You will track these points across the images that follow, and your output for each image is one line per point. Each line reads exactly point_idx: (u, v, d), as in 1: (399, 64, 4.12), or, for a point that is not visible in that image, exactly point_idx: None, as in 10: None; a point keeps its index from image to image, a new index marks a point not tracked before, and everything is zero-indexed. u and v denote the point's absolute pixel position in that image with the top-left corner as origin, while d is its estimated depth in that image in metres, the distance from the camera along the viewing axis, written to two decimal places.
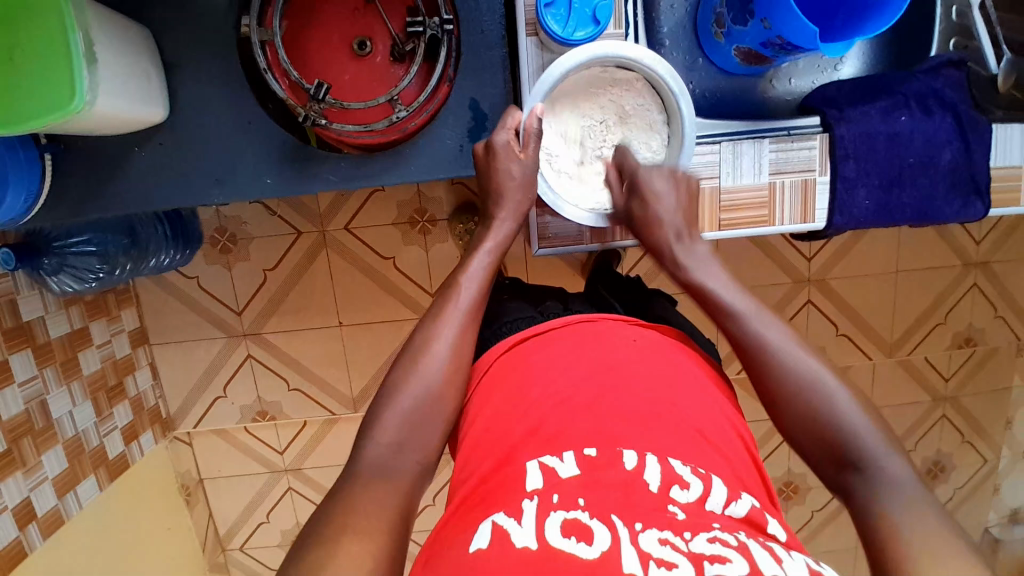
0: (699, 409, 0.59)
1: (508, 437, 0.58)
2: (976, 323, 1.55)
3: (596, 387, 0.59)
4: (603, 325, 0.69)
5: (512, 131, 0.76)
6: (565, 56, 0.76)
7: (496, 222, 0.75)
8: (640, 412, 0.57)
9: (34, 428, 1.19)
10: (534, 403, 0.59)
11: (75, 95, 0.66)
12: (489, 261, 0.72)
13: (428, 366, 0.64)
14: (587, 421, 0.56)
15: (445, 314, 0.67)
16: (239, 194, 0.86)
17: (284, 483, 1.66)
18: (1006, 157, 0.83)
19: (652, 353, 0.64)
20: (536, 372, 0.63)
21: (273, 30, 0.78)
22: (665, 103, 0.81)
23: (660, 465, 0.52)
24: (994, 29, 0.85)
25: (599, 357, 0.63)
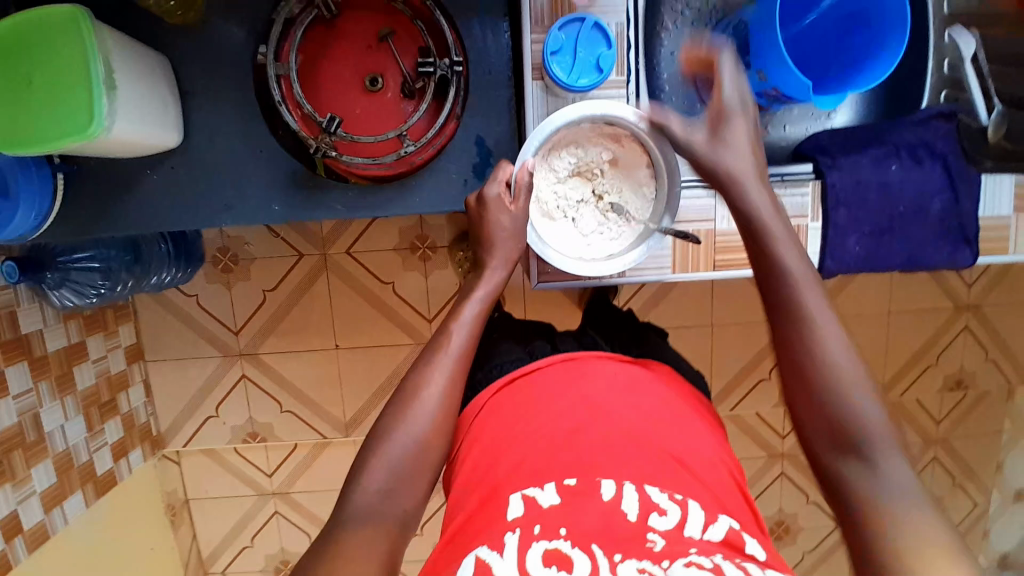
0: (680, 437, 0.60)
1: (493, 472, 0.58)
2: (966, 365, 1.57)
3: (576, 420, 0.60)
4: (586, 363, 0.69)
5: (504, 184, 0.75)
6: (557, 114, 0.76)
7: (489, 270, 0.72)
8: (619, 443, 0.58)
9: (25, 441, 1.18)
10: (518, 439, 0.60)
11: (94, 118, 0.69)
12: (482, 308, 0.69)
13: (420, 414, 0.63)
14: (567, 451, 0.57)
15: (435, 362, 0.65)
16: (246, 218, 0.88)
17: (271, 506, 1.65)
18: (995, 207, 0.86)
19: (633, 384, 0.65)
20: (521, 411, 0.64)
21: (289, 64, 0.82)
22: (654, 161, 0.80)
23: (637, 494, 0.53)
24: (985, 82, 0.88)
25: (580, 391, 0.63)
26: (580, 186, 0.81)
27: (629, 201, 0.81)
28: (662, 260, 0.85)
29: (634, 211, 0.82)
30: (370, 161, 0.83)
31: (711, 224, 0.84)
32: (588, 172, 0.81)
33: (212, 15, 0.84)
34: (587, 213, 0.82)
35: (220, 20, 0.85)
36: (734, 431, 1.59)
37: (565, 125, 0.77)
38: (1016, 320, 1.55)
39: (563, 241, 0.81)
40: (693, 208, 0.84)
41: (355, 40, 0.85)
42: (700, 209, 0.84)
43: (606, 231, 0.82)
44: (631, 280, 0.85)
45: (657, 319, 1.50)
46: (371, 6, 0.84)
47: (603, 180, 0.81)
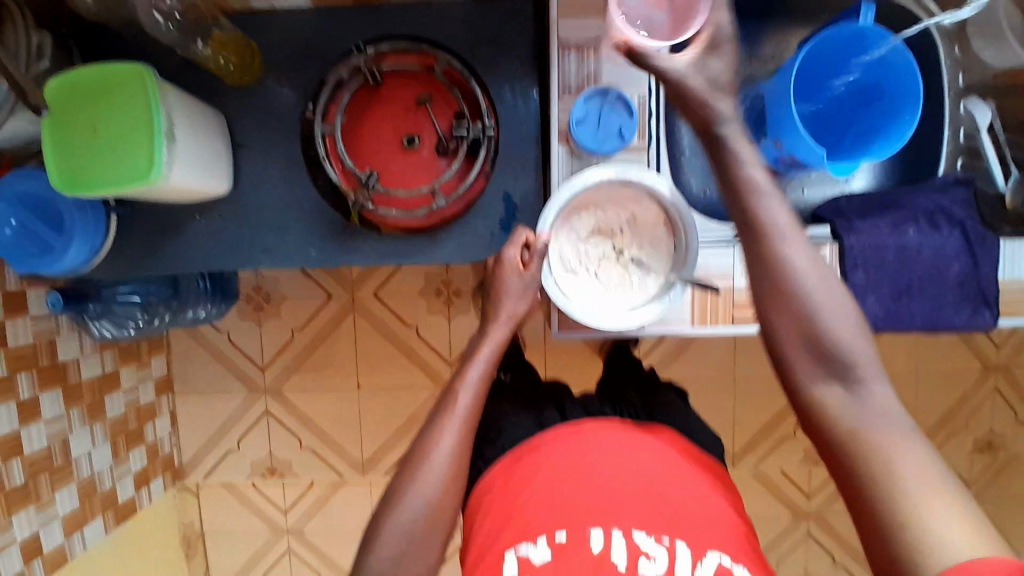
0: (672, 483, 0.65)
1: (496, 533, 0.64)
2: (996, 428, 1.53)
3: (569, 477, 0.65)
4: (583, 426, 0.72)
5: (521, 246, 0.79)
6: (573, 179, 0.81)
7: (494, 329, 0.75)
8: (608, 494, 0.62)
9: (52, 465, 1.22)
10: (518, 500, 0.65)
11: (154, 167, 0.75)
12: (486, 368, 0.71)
13: (427, 478, 0.64)
14: (561, 509, 0.62)
15: (444, 423, 0.67)
16: (284, 262, 0.94)
17: (284, 544, 1.65)
18: (1013, 271, 0.86)
19: (627, 437, 0.70)
20: (518, 475, 0.68)
21: (334, 123, 0.89)
22: (670, 216, 0.83)
23: (625, 542, 0.59)
24: (1002, 150, 0.89)
25: (577, 448, 0.68)
26: (601, 244, 0.84)
27: (650, 258, 0.84)
28: (679, 315, 0.84)
29: (656, 267, 0.84)
30: (403, 214, 0.88)
31: (730, 281, 0.84)
32: (608, 230, 0.84)
33: (265, 76, 0.92)
34: (611, 271, 0.84)
35: (273, 80, 0.92)
36: (754, 488, 1.56)
37: (583, 189, 0.81)
38: None
39: (589, 298, 0.82)
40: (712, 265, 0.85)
41: (394, 101, 0.90)
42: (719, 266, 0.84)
43: (629, 285, 0.84)
44: (651, 333, 0.84)
45: (677, 370, 1.51)
46: (412, 73, 0.90)
47: (623, 239, 0.84)
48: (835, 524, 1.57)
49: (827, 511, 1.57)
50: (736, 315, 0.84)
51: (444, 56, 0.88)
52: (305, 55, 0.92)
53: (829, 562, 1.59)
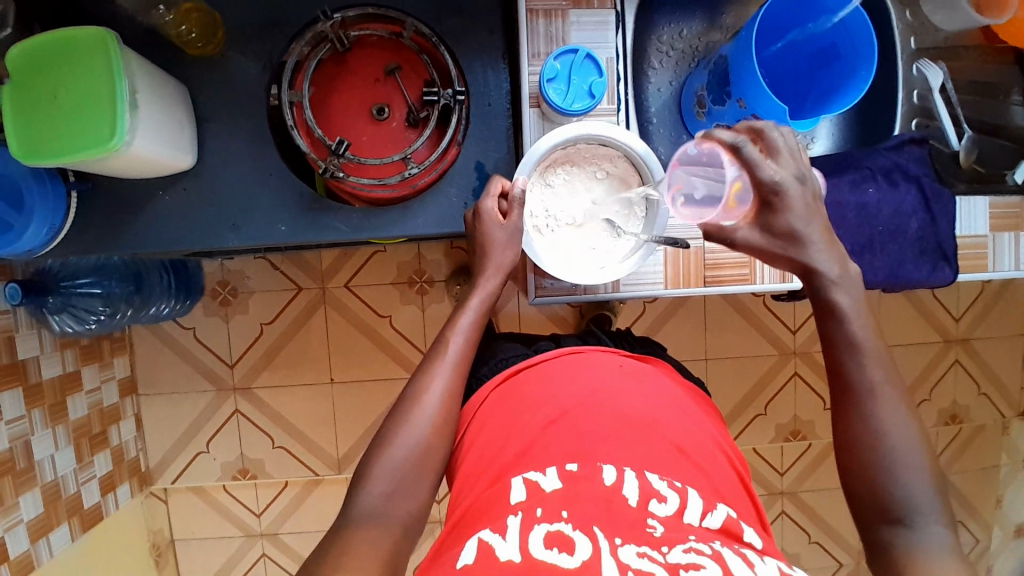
0: (680, 428, 0.67)
1: (499, 460, 0.65)
2: (959, 399, 1.59)
3: (581, 410, 0.66)
4: (590, 354, 0.75)
5: (497, 198, 0.79)
6: (552, 132, 0.81)
7: (483, 280, 0.77)
8: (622, 429, 0.64)
9: (14, 468, 1.16)
10: (525, 429, 0.66)
11: (116, 134, 0.73)
12: (476, 317, 0.75)
13: (419, 418, 0.67)
14: (573, 441, 0.63)
15: (435, 368, 0.70)
16: (254, 239, 0.92)
17: (259, 548, 1.60)
18: (971, 225, 0.91)
19: (634, 377, 0.72)
20: (529, 400, 0.69)
21: (302, 92, 0.87)
22: (643, 178, 0.84)
23: (638, 480, 0.59)
24: (954, 109, 0.94)
25: (587, 383, 0.69)
26: (575, 202, 0.84)
27: (625, 215, 0.85)
28: (655, 275, 0.88)
29: (631, 224, 0.85)
30: (375, 182, 0.87)
31: (700, 242, 0.87)
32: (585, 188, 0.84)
33: (230, 49, 0.90)
34: (585, 229, 0.85)
35: (238, 56, 0.90)
36: None
37: (560, 144, 0.82)
38: (1004, 353, 1.59)
39: (563, 254, 0.84)
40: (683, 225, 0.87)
41: (364, 74, 0.91)
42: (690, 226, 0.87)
43: (599, 246, 0.85)
44: (625, 294, 0.88)
45: None
46: (381, 43, 0.91)
47: (599, 197, 0.84)
48: (808, 499, 1.61)
49: (801, 486, 1.60)
50: (707, 276, 0.88)
51: (412, 22, 0.88)
52: (271, 30, 0.90)
53: (805, 537, 1.62)
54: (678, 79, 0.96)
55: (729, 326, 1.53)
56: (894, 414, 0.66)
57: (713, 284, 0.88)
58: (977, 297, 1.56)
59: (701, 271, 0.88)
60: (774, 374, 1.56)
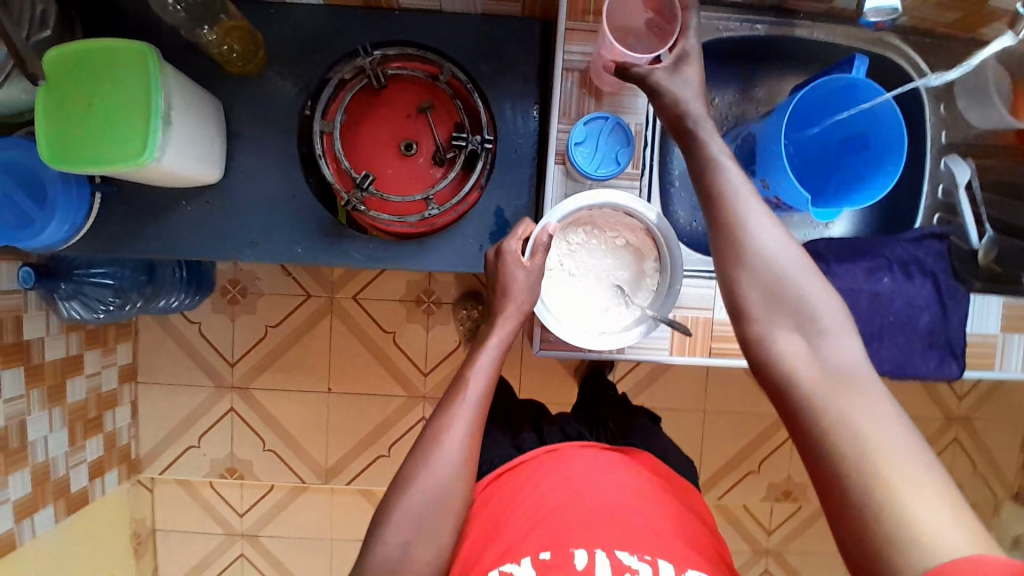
0: (651, 509, 0.68)
1: (479, 556, 0.64)
2: (955, 479, 1.57)
3: (552, 501, 0.68)
4: (564, 450, 0.76)
5: (521, 240, 0.79)
6: (580, 197, 0.80)
7: (503, 317, 0.76)
8: (595, 516, 0.65)
9: (7, 447, 1.16)
10: (503, 520, 0.67)
11: (147, 148, 0.74)
12: (497, 356, 0.73)
13: (438, 461, 0.64)
14: (546, 529, 0.64)
15: (455, 407, 0.67)
16: (270, 257, 0.93)
17: (238, 547, 1.60)
18: (982, 325, 0.90)
19: (603, 465, 0.74)
20: (506, 498, 0.70)
21: (334, 123, 0.89)
22: (659, 254, 0.84)
23: (609, 559, 0.60)
24: (978, 208, 0.94)
25: (558, 476, 0.71)
26: (591, 263, 0.85)
27: (636, 284, 0.85)
28: (661, 341, 0.87)
29: (641, 293, 0.85)
30: (396, 219, 0.88)
31: (710, 313, 0.87)
32: (602, 253, 0.85)
33: (269, 70, 0.92)
34: (596, 294, 0.85)
35: (276, 77, 0.92)
36: (718, 521, 1.57)
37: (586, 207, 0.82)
38: (1005, 437, 1.57)
39: (571, 316, 0.84)
40: (695, 295, 0.87)
41: (396, 110, 0.92)
42: (701, 297, 0.87)
43: (607, 312, 0.85)
44: (629, 356, 0.88)
45: (651, 397, 1.52)
46: (417, 82, 0.92)
47: (613, 262, 0.85)
48: (792, 562, 1.59)
49: (786, 548, 1.58)
50: (714, 347, 0.88)
51: (449, 67, 0.89)
52: (311, 55, 0.92)
53: None
54: None
55: (730, 380, 1.52)
56: (848, 354, 0.55)
57: (720, 355, 0.87)
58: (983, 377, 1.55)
59: (708, 341, 0.87)
60: (771, 434, 1.54)
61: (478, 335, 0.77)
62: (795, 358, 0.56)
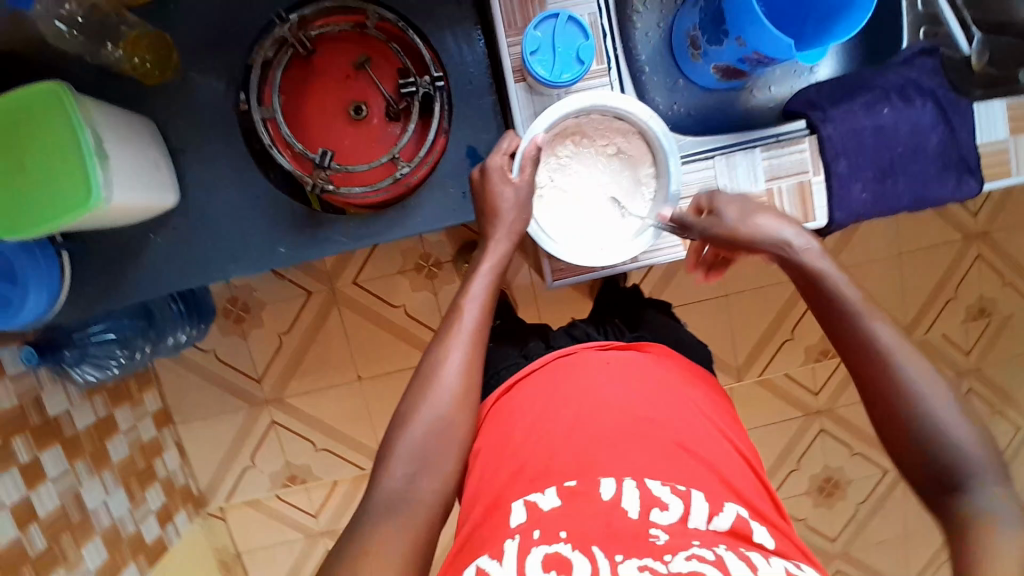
0: (681, 422, 0.66)
1: (496, 481, 0.64)
2: (987, 292, 1.56)
3: (573, 419, 0.66)
4: (581, 354, 0.75)
5: (507, 155, 0.77)
6: (570, 99, 0.76)
7: (493, 243, 0.74)
8: (624, 436, 0.64)
9: (71, 522, 1.17)
10: (520, 441, 0.66)
11: (92, 191, 0.69)
12: (490, 281, 0.73)
13: (439, 390, 0.66)
14: (570, 454, 0.63)
15: (453, 337, 0.69)
16: (255, 266, 0.89)
17: (321, 546, 1.65)
18: (990, 132, 0.84)
19: (629, 374, 0.71)
20: (521, 415, 0.69)
21: (273, 107, 0.83)
22: (656, 158, 0.80)
23: (638, 490, 0.59)
24: (961, 14, 0.87)
25: (580, 391, 0.69)
26: (587, 177, 0.80)
27: (633, 189, 0.81)
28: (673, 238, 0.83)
29: (640, 197, 0.81)
30: (368, 188, 0.84)
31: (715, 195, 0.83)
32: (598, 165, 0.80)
33: (189, 72, 0.85)
34: (595, 209, 0.81)
35: (199, 76, 0.85)
36: (765, 396, 1.58)
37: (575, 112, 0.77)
38: None
39: (574, 237, 0.80)
40: (695, 180, 0.83)
41: (334, 75, 0.87)
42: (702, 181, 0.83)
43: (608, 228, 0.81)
44: (643, 264, 0.84)
45: (672, 296, 1.50)
46: (346, 37, 0.86)
47: (606, 173, 0.81)
48: (846, 414, 1.61)
49: (838, 402, 1.61)
50: None
51: (374, 9, 0.82)
52: (227, 42, 0.84)
53: (848, 451, 1.64)
54: (666, 19, 0.89)
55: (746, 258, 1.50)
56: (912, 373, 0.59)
57: None
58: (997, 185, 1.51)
59: None
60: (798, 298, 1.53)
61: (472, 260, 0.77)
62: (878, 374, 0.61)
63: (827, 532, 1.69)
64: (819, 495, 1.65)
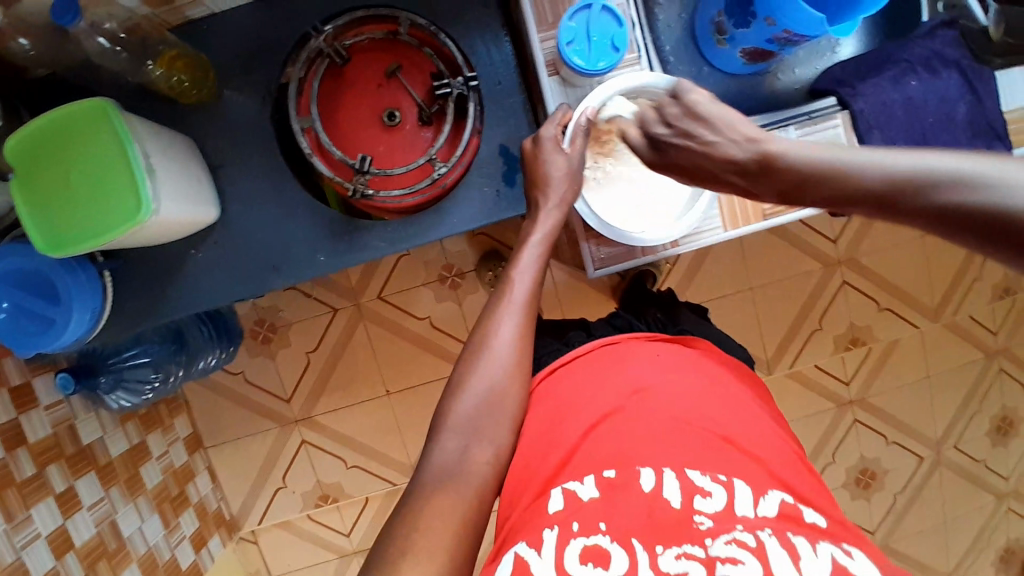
0: (726, 419, 0.67)
1: (541, 471, 0.65)
2: (1011, 271, 1.56)
3: (614, 409, 0.67)
4: (628, 345, 0.77)
5: (560, 126, 0.77)
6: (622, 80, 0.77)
7: (541, 216, 0.76)
8: (666, 427, 0.65)
9: (108, 550, 1.16)
10: (564, 430, 0.68)
11: (142, 204, 0.70)
12: (539, 252, 0.75)
13: (491, 358, 0.70)
14: (611, 445, 0.64)
15: (501, 310, 0.72)
16: (295, 276, 0.89)
17: (355, 565, 1.63)
18: (1014, 98, 0.86)
19: (673, 368, 0.72)
20: (564, 405, 0.71)
21: (311, 117, 0.84)
22: None
23: (679, 481, 0.60)
24: None
25: (622, 381, 0.70)
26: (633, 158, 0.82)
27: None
28: (713, 221, 0.84)
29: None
30: (405, 191, 0.86)
31: None
32: None
33: (224, 88, 0.87)
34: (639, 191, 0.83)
35: (235, 93, 0.87)
36: (795, 388, 1.57)
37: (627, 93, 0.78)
38: None
39: (621, 217, 0.82)
40: None
41: (366, 83, 0.88)
42: None
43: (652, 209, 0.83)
44: (684, 249, 0.85)
45: (697, 293, 1.51)
46: (377, 45, 0.88)
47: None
48: (878, 402, 1.60)
49: (870, 391, 1.59)
50: (767, 209, 0.84)
51: (407, 15, 0.84)
52: (261, 58, 0.86)
53: (883, 440, 1.61)
54: (687, 10, 0.90)
55: (769, 249, 1.50)
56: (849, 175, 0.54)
57: (774, 216, 0.84)
58: None
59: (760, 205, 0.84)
60: (823, 287, 1.52)
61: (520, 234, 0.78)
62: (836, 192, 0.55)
63: (866, 525, 1.66)
64: (857, 488, 1.63)
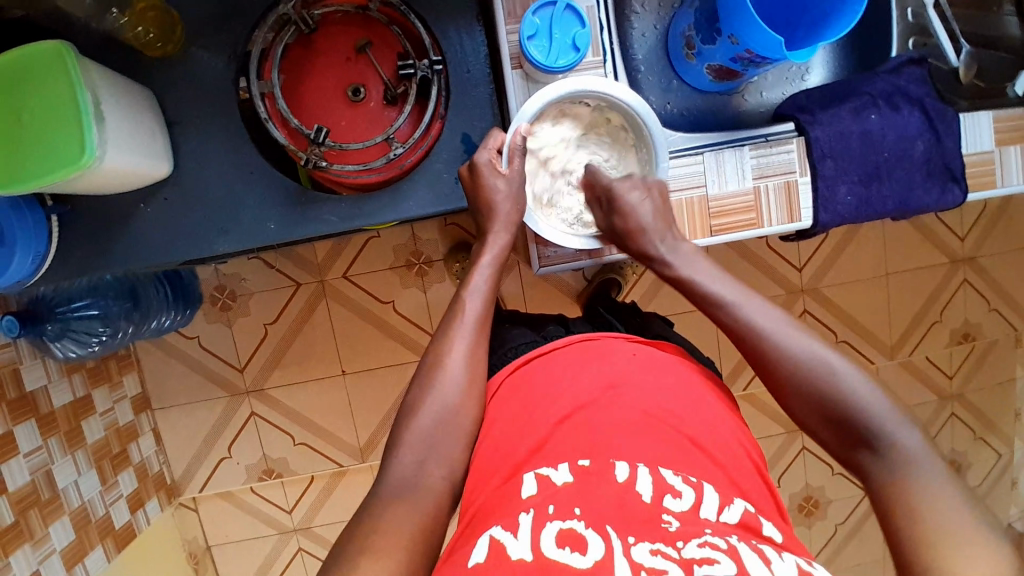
0: (698, 422, 0.67)
1: (512, 456, 0.63)
2: (972, 319, 1.59)
3: (591, 402, 0.66)
4: (605, 342, 0.75)
5: (494, 151, 0.80)
6: (551, 87, 0.78)
7: (491, 236, 0.78)
8: (636, 422, 0.64)
9: (40, 499, 1.14)
10: (535, 421, 0.66)
11: (85, 148, 0.69)
12: (490, 273, 0.76)
13: (444, 377, 0.68)
14: (585, 436, 0.62)
15: (454, 328, 0.71)
16: (244, 242, 0.88)
17: (294, 542, 1.62)
18: (977, 143, 0.86)
19: (648, 365, 0.72)
20: (538, 393, 0.69)
21: (271, 82, 0.84)
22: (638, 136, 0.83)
23: (651, 477, 0.58)
24: (950, 25, 0.90)
25: (599, 375, 0.69)
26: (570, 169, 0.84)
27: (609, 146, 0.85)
28: None
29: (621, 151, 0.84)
30: (360, 167, 0.85)
31: (703, 190, 0.84)
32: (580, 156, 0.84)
33: (191, 45, 0.86)
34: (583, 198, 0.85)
35: (202, 52, 0.86)
36: (749, 410, 1.57)
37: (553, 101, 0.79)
38: (1013, 265, 1.57)
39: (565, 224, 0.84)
40: (685, 174, 0.84)
41: (334, 56, 0.89)
42: (692, 175, 0.84)
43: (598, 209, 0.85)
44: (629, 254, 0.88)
45: (660, 307, 1.50)
46: (348, 20, 0.88)
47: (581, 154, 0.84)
48: None
49: None
50: (715, 225, 0.84)
51: None
52: (231, 21, 0.86)
53: (828, 471, 1.62)
54: (663, 21, 0.93)
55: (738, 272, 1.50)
56: (702, 279, 0.73)
57: (722, 232, 0.84)
58: (984, 212, 1.54)
59: (708, 221, 0.84)
60: None
61: (471, 257, 0.81)
62: (708, 283, 0.72)
63: None
64: (800, 515, 1.64)
